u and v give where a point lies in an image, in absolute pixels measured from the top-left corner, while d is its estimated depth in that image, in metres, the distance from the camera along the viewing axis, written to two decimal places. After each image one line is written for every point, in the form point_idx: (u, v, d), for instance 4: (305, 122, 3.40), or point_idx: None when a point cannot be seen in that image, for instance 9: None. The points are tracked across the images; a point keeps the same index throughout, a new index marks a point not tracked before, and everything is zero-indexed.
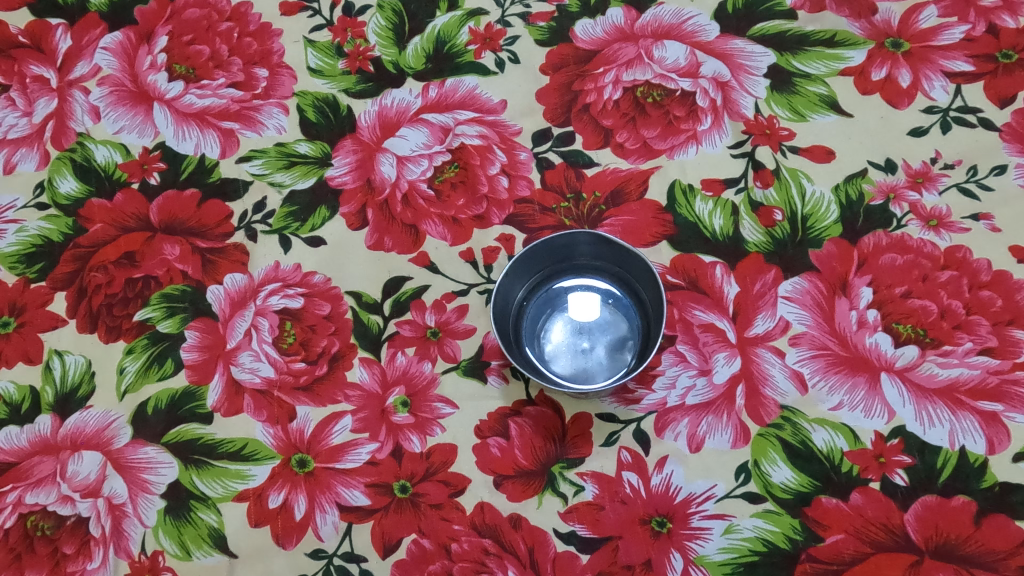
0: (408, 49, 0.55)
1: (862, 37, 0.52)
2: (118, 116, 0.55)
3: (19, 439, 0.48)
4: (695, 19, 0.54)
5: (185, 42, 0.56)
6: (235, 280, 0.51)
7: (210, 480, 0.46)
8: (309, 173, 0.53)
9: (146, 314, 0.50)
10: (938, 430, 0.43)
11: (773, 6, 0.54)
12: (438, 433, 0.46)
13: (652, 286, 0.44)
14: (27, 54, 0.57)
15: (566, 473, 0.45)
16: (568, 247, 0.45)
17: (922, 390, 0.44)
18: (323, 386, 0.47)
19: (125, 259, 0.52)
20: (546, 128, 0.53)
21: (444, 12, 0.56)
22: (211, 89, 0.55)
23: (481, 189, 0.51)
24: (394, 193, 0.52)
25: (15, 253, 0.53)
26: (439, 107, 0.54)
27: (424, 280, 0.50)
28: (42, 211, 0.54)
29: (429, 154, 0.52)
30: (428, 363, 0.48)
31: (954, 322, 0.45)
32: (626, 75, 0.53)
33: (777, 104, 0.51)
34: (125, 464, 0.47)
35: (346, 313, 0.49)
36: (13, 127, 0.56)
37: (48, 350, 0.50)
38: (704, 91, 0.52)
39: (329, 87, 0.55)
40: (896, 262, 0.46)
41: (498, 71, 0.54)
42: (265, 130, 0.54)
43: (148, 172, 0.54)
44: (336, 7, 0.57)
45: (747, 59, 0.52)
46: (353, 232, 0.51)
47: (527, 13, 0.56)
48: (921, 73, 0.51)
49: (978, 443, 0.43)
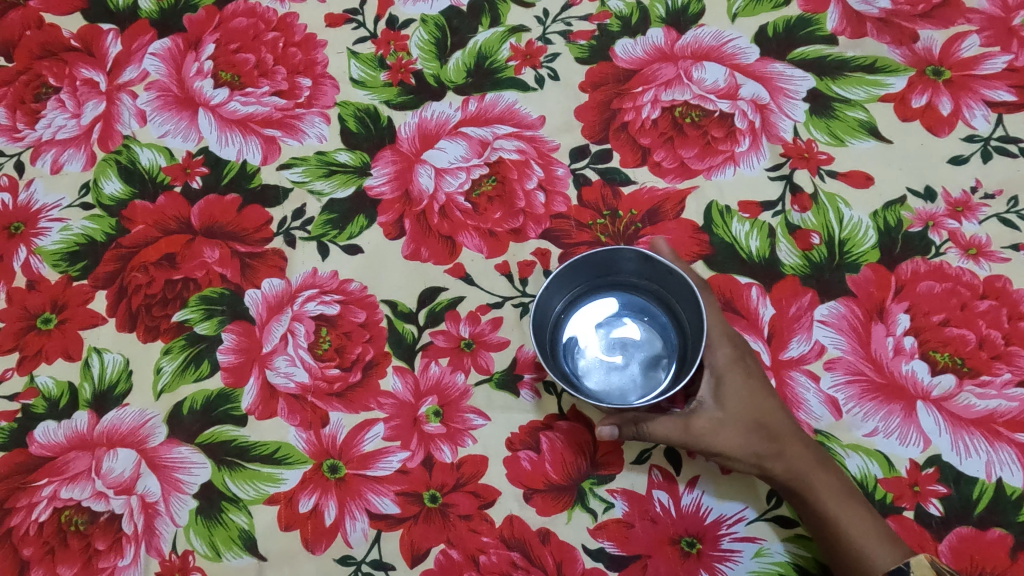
0: (449, 63, 0.56)
1: (902, 64, 0.52)
2: (164, 120, 0.57)
3: (56, 434, 0.49)
4: (735, 41, 0.54)
5: (232, 51, 0.58)
6: (274, 285, 0.51)
7: (242, 482, 0.47)
8: (349, 182, 0.54)
9: (184, 315, 0.51)
10: (974, 460, 0.43)
11: (814, 31, 0.54)
12: (469, 444, 0.46)
13: (693, 306, 0.43)
14: (77, 57, 0.59)
15: (596, 490, 0.45)
16: (611, 263, 0.44)
17: (959, 419, 0.43)
18: (356, 393, 0.48)
19: (166, 260, 0.53)
20: (584, 145, 0.53)
21: (486, 28, 0.57)
22: (256, 97, 0.56)
23: (518, 204, 0.52)
24: (432, 205, 0.52)
25: (58, 251, 0.54)
26: (478, 121, 0.54)
27: (460, 291, 0.50)
28: (86, 211, 0.55)
29: (467, 167, 0.53)
30: (461, 375, 0.48)
31: (992, 352, 0.44)
32: (665, 95, 0.53)
33: (815, 128, 0.51)
34: (159, 463, 0.48)
35: (381, 322, 0.50)
36: (62, 128, 0.57)
37: (88, 347, 0.51)
38: (743, 113, 0.52)
39: (371, 98, 0.56)
40: (934, 289, 0.46)
41: (538, 87, 0.55)
42: (307, 139, 0.55)
43: (190, 176, 0.55)
44: (380, 20, 0.58)
45: (787, 82, 0.53)
46: (390, 241, 0.52)
47: (568, 31, 0.56)
48: (962, 102, 0.50)
49: (1016, 476, 0.42)
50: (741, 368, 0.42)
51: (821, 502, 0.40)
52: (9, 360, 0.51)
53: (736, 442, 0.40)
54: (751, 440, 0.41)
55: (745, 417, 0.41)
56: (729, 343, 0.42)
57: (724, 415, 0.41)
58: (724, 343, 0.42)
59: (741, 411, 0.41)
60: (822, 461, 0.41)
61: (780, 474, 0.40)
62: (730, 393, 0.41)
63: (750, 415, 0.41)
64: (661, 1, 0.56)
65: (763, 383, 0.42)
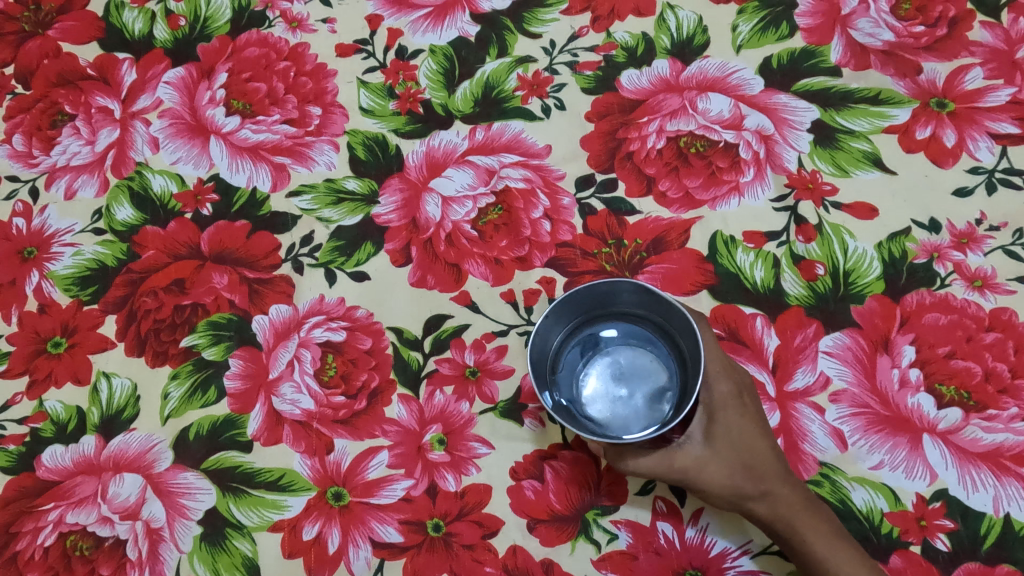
0: (457, 93, 0.57)
1: (906, 96, 0.53)
2: (176, 148, 0.58)
3: (63, 458, 0.49)
4: (740, 72, 0.55)
5: (244, 79, 0.59)
6: (281, 311, 0.52)
7: (247, 508, 0.47)
8: (357, 209, 0.54)
9: (192, 341, 0.52)
10: (981, 495, 0.42)
11: (818, 63, 0.54)
12: (473, 473, 0.46)
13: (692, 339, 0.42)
14: (93, 85, 0.60)
15: (600, 520, 0.45)
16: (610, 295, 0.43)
17: (966, 453, 0.43)
18: (361, 420, 0.48)
19: (175, 286, 0.53)
20: (589, 174, 0.54)
21: (494, 58, 0.58)
22: (266, 125, 0.57)
23: (524, 232, 0.52)
24: (438, 232, 0.53)
25: (70, 276, 0.55)
26: (485, 150, 0.55)
27: (465, 319, 0.50)
28: (98, 236, 0.56)
29: (474, 196, 0.53)
30: (466, 403, 0.48)
31: (999, 385, 0.44)
32: (670, 125, 0.54)
33: (820, 159, 0.52)
34: (164, 488, 0.48)
35: (387, 349, 0.50)
36: (76, 155, 0.58)
37: (97, 372, 0.52)
38: (747, 144, 0.52)
39: (380, 127, 0.57)
40: (940, 321, 0.46)
41: (544, 116, 0.56)
42: (316, 166, 0.56)
43: (201, 202, 0.56)
44: (389, 50, 0.59)
45: (791, 113, 0.53)
46: (397, 269, 0.52)
47: (574, 62, 0.57)
48: (966, 134, 0.51)
49: None
50: (736, 406, 0.42)
51: (805, 544, 0.40)
52: (19, 384, 0.52)
53: (721, 480, 0.40)
54: (738, 480, 0.40)
55: (733, 457, 0.41)
56: (727, 379, 0.42)
57: (713, 454, 0.40)
58: (722, 379, 0.42)
59: (729, 450, 0.41)
60: (807, 504, 0.41)
61: (764, 515, 0.41)
62: (720, 432, 0.41)
63: (738, 454, 0.41)
64: (666, 32, 0.57)
65: (757, 422, 0.42)
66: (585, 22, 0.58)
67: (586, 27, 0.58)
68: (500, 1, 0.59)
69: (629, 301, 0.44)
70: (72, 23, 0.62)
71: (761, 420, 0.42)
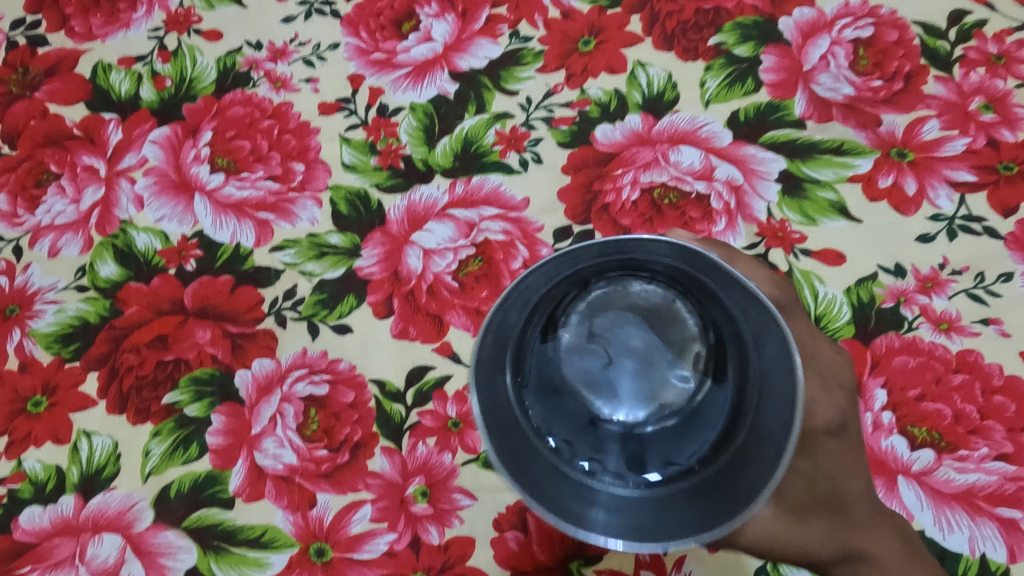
0: (437, 148, 0.59)
1: (868, 146, 0.55)
2: (160, 205, 0.58)
3: (41, 519, 0.49)
4: (709, 125, 0.57)
5: (228, 138, 0.60)
6: (263, 366, 0.52)
7: (228, 566, 0.47)
8: (339, 263, 0.55)
9: (174, 397, 0.52)
10: (957, 536, 0.43)
11: (783, 115, 0.56)
12: (456, 525, 0.47)
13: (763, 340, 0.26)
14: (79, 145, 0.61)
15: (583, 570, 0.45)
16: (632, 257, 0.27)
17: (940, 494, 0.44)
18: (344, 474, 0.48)
19: (158, 342, 0.54)
20: (567, 225, 0.55)
21: (473, 114, 0.60)
22: (250, 181, 0.58)
23: (504, 283, 0.53)
24: (420, 284, 0.54)
25: (52, 333, 0.55)
26: (465, 203, 0.56)
27: (447, 370, 0.51)
28: (81, 293, 0.56)
29: (455, 248, 0.55)
30: (449, 454, 0.48)
31: (968, 427, 0.45)
32: (643, 177, 0.55)
33: (788, 208, 0.53)
34: (145, 548, 0.48)
35: (369, 402, 0.50)
36: (61, 213, 0.59)
37: (77, 430, 0.51)
38: (718, 194, 0.54)
39: (362, 182, 0.58)
40: (908, 364, 0.47)
41: (522, 170, 0.57)
42: (299, 221, 0.57)
43: (185, 258, 0.57)
44: (371, 108, 0.61)
45: (760, 164, 0.55)
46: (379, 321, 0.53)
47: (550, 117, 0.59)
48: (926, 183, 0.53)
49: (999, 551, 0.43)
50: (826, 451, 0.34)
51: None
52: None
53: (804, 544, 0.33)
54: (819, 540, 0.34)
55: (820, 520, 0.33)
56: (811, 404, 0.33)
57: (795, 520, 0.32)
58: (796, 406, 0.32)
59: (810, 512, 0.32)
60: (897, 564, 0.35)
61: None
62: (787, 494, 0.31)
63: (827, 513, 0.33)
64: (638, 88, 0.59)
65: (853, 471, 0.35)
66: (560, 80, 0.60)
67: (561, 84, 0.60)
68: (477, 60, 0.61)
69: (662, 266, 0.28)
70: (60, 84, 0.63)
71: (857, 461, 0.35)
